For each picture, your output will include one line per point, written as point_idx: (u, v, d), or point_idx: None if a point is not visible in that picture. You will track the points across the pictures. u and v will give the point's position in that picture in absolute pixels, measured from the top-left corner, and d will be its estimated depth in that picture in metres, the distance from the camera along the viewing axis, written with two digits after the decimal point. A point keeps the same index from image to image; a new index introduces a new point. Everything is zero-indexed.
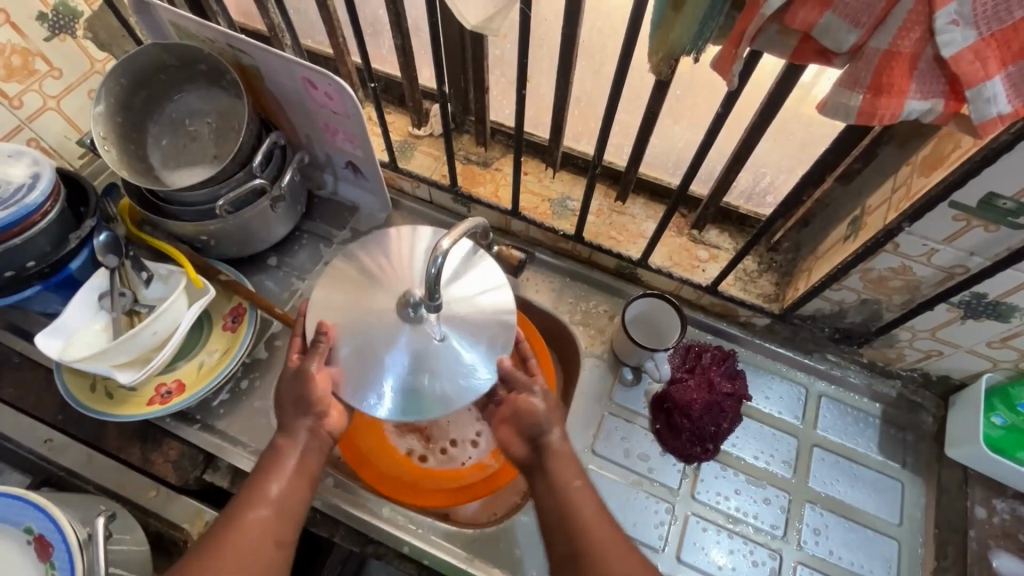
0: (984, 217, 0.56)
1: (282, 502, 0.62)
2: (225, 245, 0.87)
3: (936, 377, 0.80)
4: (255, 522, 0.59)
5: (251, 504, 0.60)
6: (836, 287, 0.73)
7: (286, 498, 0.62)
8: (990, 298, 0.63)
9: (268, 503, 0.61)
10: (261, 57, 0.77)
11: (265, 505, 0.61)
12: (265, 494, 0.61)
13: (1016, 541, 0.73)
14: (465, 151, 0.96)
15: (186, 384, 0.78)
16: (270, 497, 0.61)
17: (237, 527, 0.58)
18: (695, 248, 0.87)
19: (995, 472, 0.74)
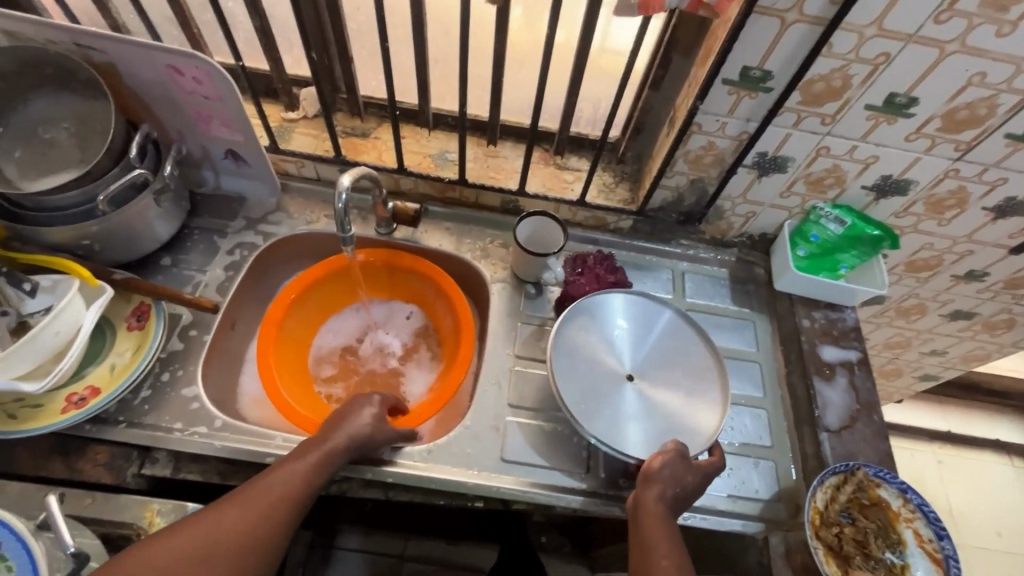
0: (747, 88, 0.75)
1: (294, 496, 0.64)
2: (112, 249, 0.85)
3: (758, 236, 1.03)
4: (272, 489, 0.63)
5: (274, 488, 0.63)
6: (670, 175, 0.92)
7: (307, 479, 0.66)
8: (770, 155, 0.85)
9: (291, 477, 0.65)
10: (116, 51, 0.78)
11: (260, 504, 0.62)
12: (295, 468, 0.66)
13: (832, 336, 0.96)
14: (342, 126, 1.03)
15: (100, 387, 0.76)
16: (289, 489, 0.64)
17: (264, 484, 0.63)
18: (563, 174, 1.03)
19: (809, 291, 0.98)
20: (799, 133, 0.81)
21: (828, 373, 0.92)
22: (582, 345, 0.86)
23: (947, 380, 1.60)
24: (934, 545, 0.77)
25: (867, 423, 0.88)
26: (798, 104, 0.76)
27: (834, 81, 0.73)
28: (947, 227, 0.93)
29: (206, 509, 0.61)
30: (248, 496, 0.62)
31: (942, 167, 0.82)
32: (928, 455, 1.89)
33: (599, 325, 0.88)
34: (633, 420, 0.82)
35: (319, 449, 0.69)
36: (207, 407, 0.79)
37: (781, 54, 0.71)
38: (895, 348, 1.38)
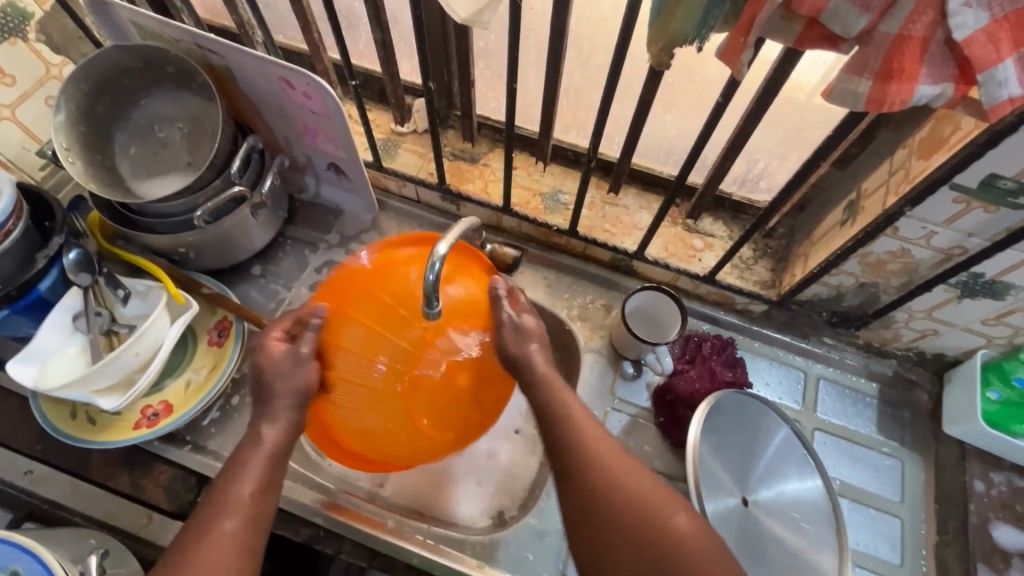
0: (985, 199, 0.55)
1: (246, 524, 0.54)
2: (205, 257, 0.83)
3: (931, 356, 0.81)
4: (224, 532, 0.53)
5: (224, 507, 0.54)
6: (834, 272, 0.73)
7: (246, 502, 0.55)
8: (987, 278, 0.64)
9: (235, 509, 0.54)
10: (233, 58, 0.73)
11: (224, 534, 0.53)
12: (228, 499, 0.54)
13: (1014, 512, 0.74)
14: (451, 147, 0.93)
15: (173, 405, 0.75)
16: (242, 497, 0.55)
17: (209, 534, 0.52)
18: (691, 238, 0.87)
19: (992, 446, 0.76)
20: None
21: (1000, 564, 0.72)
22: (705, 445, 0.72)
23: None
24: None
25: None
26: None
27: None
28: None
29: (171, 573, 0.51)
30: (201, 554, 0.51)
31: None
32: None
33: (726, 432, 0.74)
34: (757, 550, 0.70)
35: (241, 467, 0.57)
36: None
37: None
38: None
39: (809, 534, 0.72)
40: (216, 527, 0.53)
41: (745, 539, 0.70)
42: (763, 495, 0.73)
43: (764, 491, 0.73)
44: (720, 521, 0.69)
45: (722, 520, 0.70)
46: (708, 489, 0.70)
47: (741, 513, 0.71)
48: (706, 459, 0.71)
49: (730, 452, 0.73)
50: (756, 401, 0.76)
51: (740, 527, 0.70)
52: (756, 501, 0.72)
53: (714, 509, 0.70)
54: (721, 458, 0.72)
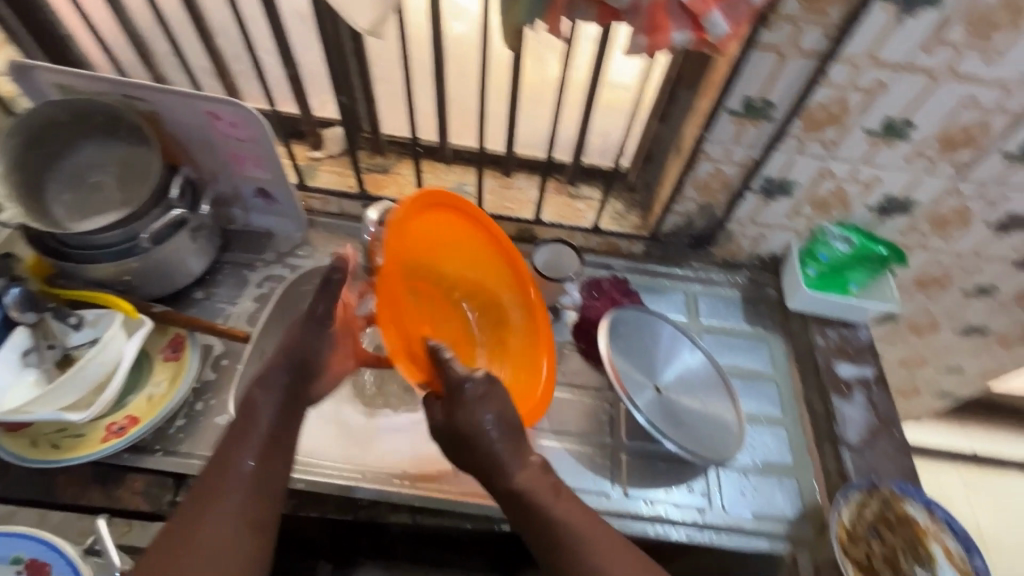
0: (750, 117, 0.80)
1: (251, 484, 0.61)
2: (150, 284, 0.89)
3: (768, 257, 1.06)
4: (225, 494, 0.60)
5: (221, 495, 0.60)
6: (680, 200, 0.96)
7: (259, 470, 0.63)
8: (776, 179, 0.89)
9: (238, 473, 0.61)
10: (162, 100, 0.84)
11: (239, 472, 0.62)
12: (234, 464, 0.62)
13: (847, 353, 0.97)
14: (365, 163, 1.08)
15: (138, 416, 0.78)
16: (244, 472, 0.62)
17: (214, 495, 0.59)
18: (575, 202, 1.08)
19: (823, 309, 1.00)
20: (802, 158, 0.85)
21: (845, 389, 0.93)
22: (619, 355, 0.88)
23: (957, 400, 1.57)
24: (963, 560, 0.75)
25: (888, 439, 0.88)
26: (800, 130, 0.81)
27: (833, 109, 0.77)
28: (953, 243, 0.97)
29: (175, 526, 0.57)
30: (205, 512, 0.58)
31: (943, 187, 0.87)
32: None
33: (631, 343, 0.91)
34: (676, 425, 0.86)
35: (250, 412, 0.66)
36: None
37: (783, 85, 0.75)
38: (912, 366, 1.36)
39: (709, 402, 0.90)
40: (218, 490, 0.60)
41: (666, 418, 0.86)
42: (671, 382, 0.90)
43: (670, 380, 0.90)
44: (643, 408, 0.85)
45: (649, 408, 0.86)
46: (626, 386, 0.86)
47: (656, 400, 0.88)
48: (625, 370, 0.87)
49: (642, 362, 0.90)
50: (647, 314, 0.94)
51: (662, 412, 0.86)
52: (669, 391, 0.89)
53: (636, 398, 0.86)
54: (634, 368, 0.89)
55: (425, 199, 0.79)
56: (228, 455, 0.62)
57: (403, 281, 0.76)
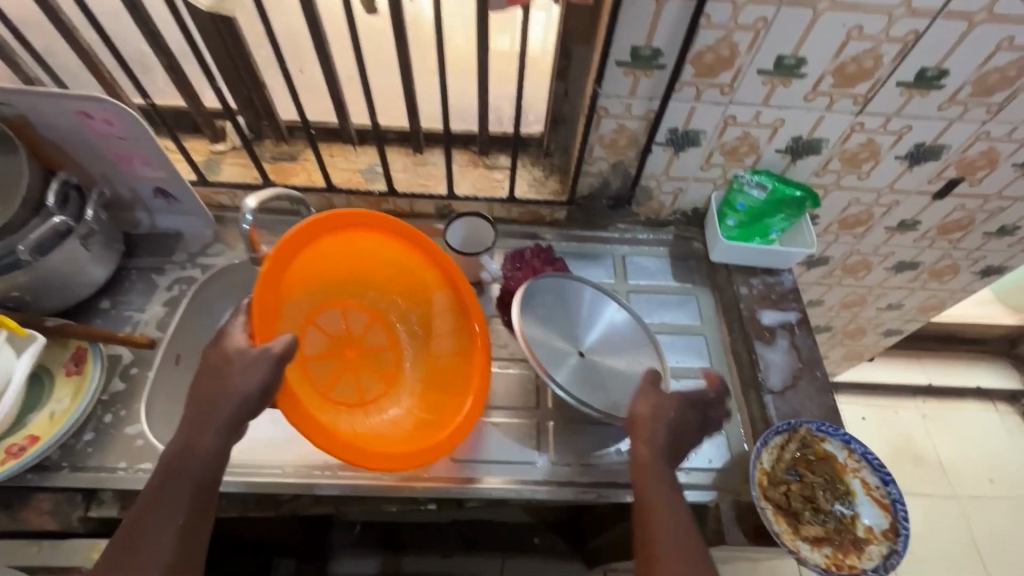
0: (641, 67, 0.77)
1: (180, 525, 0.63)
2: (44, 298, 0.85)
3: (691, 212, 1.05)
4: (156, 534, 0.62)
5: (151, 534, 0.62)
6: (591, 161, 0.94)
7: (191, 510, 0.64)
8: (681, 130, 0.87)
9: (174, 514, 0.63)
10: (26, 102, 0.79)
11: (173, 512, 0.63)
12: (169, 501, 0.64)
13: (771, 300, 0.97)
14: (270, 152, 1.04)
15: (38, 435, 0.76)
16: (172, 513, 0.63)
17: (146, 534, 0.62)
18: (491, 173, 1.05)
19: (746, 258, 0.99)
20: (702, 105, 0.83)
21: (768, 336, 0.93)
22: (532, 320, 0.86)
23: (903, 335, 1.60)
24: (880, 491, 0.76)
25: (810, 380, 0.88)
26: (693, 77, 0.78)
27: (722, 51, 0.75)
28: (867, 179, 0.96)
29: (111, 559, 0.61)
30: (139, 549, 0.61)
31: (847, 122, 0.85)
32: (855, 410, 1.96)
33: (548, 309, 0.89)
34: (596, 388, 0.85)
35: (187, 449, 0.66)
36: (151, 442, 0.79)
37: (665, 29, 0.72)
38: (853, 307, 1.38)
39: (630, 362, 0.89)
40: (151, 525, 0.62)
41: (585, 380, 0.85)
42: (591, 344, 0.89)
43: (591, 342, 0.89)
44: (559, 371, 0.83)
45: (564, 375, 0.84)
46: (542, 351, 0.84)
47: (575, 363, 0.86)
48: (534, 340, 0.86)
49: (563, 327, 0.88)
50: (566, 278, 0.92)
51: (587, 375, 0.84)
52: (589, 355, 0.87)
53: (552, 363, 0.83)
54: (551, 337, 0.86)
55: (307, 232, 0.75)
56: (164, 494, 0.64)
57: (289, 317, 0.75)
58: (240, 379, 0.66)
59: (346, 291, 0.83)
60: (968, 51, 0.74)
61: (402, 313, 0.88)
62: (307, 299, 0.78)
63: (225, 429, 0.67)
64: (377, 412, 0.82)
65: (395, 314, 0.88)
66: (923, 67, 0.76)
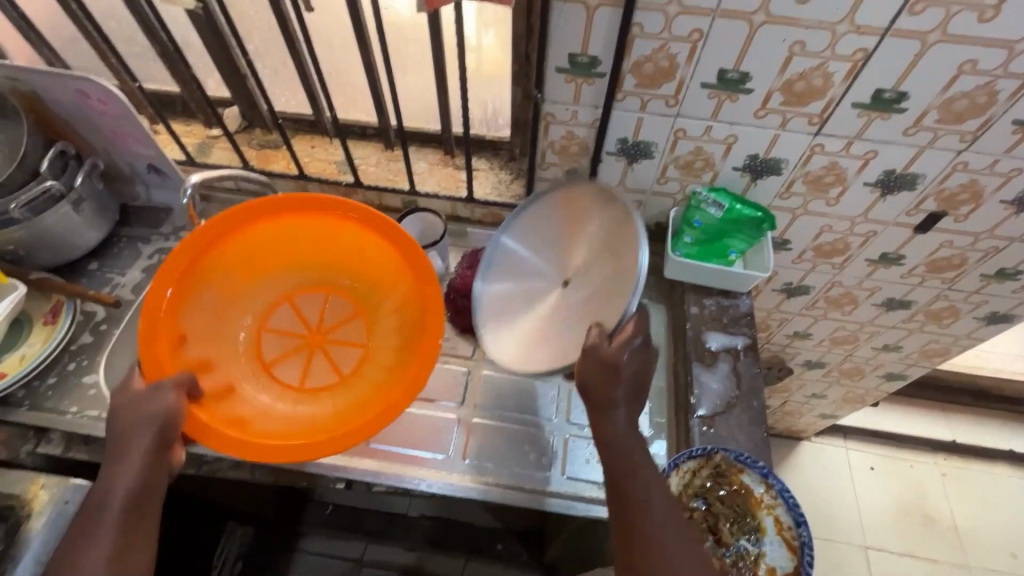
0: (581, 74, 0.78)
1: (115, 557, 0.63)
2: (36, 254, 0.95)
3: (654, 226, 1.03)
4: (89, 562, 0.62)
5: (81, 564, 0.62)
6: (545, 167, 0.95)
7: (125, 541, 0.65)
8: (631, 141, 0.86)
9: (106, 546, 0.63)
10: (36, 80, 0.90)
11: (103, 546, 0.63)
12: (100, 533, 0.64)
13: (721, 322, 0.93)
14: (259, 140, 1.12)
15: (7, 372, 0.85)
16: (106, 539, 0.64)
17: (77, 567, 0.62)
18: (458, 173, 1.08)
19: (702, 277, 0.95)
20: (649, 116, 0.82)
21: (710, 359, 0.89)
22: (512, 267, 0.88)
23: (911, 381, 1.48)
24: (792, 532, 0.72)
25: (744, 409, 0.84)
26: (635, 87, 0.78)
27: (660, 61, 0.74)
28: (837, 206, 0.91)
29: None
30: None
31: (805, 143, 0.81)
32: (862, 458, 1.82)
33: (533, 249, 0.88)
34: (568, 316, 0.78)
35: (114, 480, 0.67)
36: (102, 392, 0.87)
37: (598, 38, 0.73)
38: (844, 344, 1.29)
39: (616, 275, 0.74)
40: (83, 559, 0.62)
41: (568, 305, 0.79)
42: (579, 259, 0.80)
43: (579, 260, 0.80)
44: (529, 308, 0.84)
45: (494, 325, 0.86)
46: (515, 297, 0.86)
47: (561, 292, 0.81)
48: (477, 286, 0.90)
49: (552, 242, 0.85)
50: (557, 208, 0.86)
51: (541, 326, 0.81)
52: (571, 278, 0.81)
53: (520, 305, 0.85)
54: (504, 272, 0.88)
55: (219, 225, 0.79)
56: (90, 528, 0.64)
57: (190, 292, 0.81)
58: (163, 407, 0.70)
59: (275, 269, 0.88)
60: (926, 72, 0.69)
61: (354, 293, 0.89)
62: (227, 274, 0.84)
63: (150, 455, 0.68)
64: (310, 396, 0.83)
65: (342, 295, 0.90)
66: (878, 87, 0.72)
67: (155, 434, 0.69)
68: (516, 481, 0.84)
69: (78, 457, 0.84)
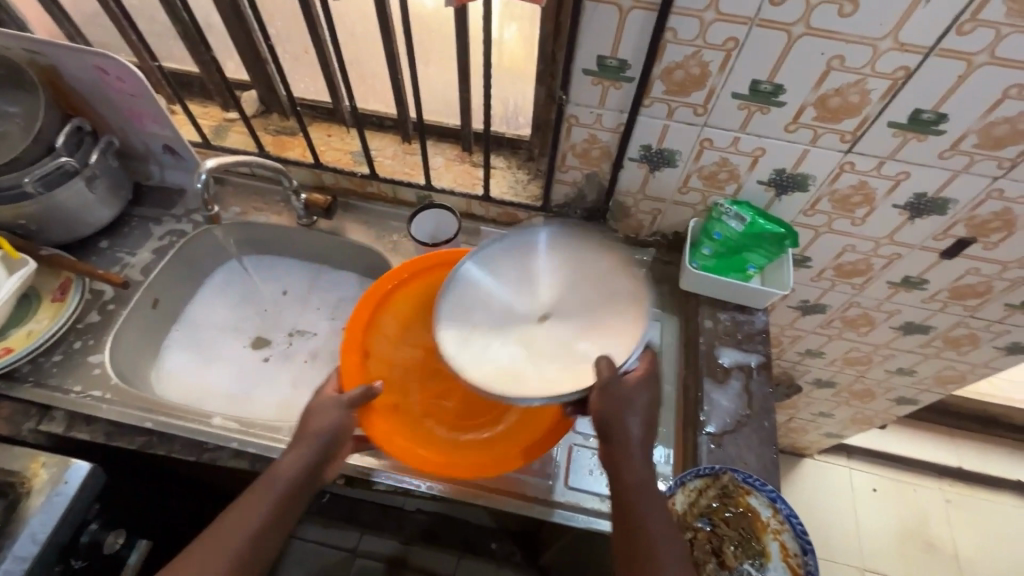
0: (609, 78, 0.76)
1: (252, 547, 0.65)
2: (48, 230, 0.94)
3: (672, 236, 1.01)
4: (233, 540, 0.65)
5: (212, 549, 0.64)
6: (565, 170, 0.93)
7: (264, 530, 0.66)
8: (655, 148, 0.84)
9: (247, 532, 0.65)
10: (55, 54, 0.89)
11: (252, 525, 0.65)
12: (232, 523, 0.66)
13: (735, 338, 0.91)
14: (276, 126, 1.10)
15: (14, 347, 0.85)
16: (245, 519, 0.65)
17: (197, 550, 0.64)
18: (475, 170, 1.05)
19: (717, 290, 0.94)
20: (675, 125, 0.80)
21: (722, 375, 0.88)
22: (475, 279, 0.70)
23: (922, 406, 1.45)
24: (797, 560, 0.70)
25: (754, 428, 0.83)
26: (664, 94, 0.76)
27: (692, 69, 0.72)
28: (863, 226, 0.88)
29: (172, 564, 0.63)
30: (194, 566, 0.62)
31: (834, 161, 0.79)
32: (865, 480, 1.79)
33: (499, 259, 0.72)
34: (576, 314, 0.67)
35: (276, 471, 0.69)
36: (107, 373, 0.87)
37: (629, 41, 0.71)
38: (857, 364, 1.26)
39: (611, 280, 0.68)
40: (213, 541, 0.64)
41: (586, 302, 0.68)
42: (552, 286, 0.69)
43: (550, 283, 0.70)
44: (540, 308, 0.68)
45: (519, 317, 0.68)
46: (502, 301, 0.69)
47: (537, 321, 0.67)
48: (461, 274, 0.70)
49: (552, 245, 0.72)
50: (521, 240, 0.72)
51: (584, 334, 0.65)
52: (562, 310, 0.68)
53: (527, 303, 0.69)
54: (506, 251, 0.72)
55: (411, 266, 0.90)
56: (240, 509, 0.67)
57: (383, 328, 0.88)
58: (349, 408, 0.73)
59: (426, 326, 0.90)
60: (969, 95, 0.67)
61: None
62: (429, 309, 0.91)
63: (309, 458, 0.70)
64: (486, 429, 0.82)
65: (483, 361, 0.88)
66: (916, 107, 0.69)
67: (320, 447, 0.71)
68: (515, 488, 0.83)
69: (79, 437, 0.83)
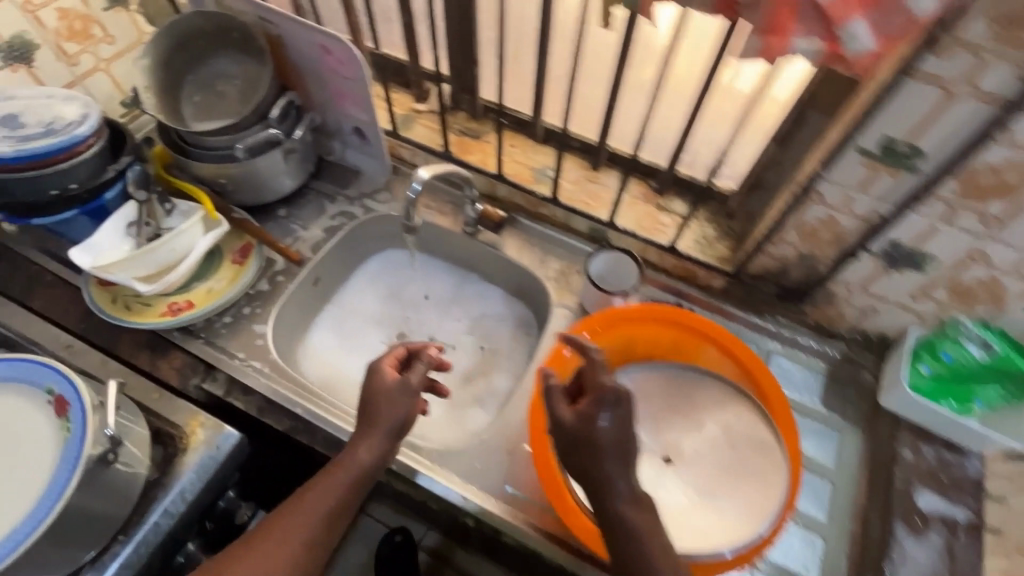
0: (891, 165, 0.64)
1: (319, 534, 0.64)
2: (240, 192, 0.98)
3: (876, 338, 0.88)
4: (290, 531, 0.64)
5: (285, 529, 0.63)
6: (777, 243, 0.82)
7: (328, 517, 0.66)
8: (905, 247, 0.72)
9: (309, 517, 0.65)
10: (286, 26, 0.90)
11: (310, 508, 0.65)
12: (291, 504, 0.65)
13: (940, 482, 0.77)
14: (460, 125, 1.08)
15: (195, 303, 0.88)
16: (305, 508, 0.65)
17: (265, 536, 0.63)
18: (660, 215, 0.97)
19: (929, 421, 0.79)
20: (950, 230, 0.67)
21: (919, 523, 0.74)
22: None
23: None
24: None
25: None
26: (953, 195, 0.63)
27: (1007, 176, 0.59)
28: None
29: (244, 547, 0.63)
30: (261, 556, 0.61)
31: None
32: None
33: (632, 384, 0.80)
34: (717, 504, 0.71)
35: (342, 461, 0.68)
36: (269, 346, 0.89)
37: (936, 130, 0.59)
38: None
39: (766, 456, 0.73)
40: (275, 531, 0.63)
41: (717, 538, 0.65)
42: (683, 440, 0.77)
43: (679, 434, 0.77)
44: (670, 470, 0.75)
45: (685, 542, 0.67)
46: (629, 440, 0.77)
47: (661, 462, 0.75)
48: None
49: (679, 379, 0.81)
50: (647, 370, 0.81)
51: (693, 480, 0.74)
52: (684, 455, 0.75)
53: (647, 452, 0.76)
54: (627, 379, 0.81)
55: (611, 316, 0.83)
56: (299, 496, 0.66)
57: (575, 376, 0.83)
58: (400, 401, 0.71)
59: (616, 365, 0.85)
60: None
61: None
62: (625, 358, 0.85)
63: (387, 439, 0.70)
64: None
65: None
66: None
67: (396, 431, 0.70)
68: None
69: (235, 405, 0.85)
